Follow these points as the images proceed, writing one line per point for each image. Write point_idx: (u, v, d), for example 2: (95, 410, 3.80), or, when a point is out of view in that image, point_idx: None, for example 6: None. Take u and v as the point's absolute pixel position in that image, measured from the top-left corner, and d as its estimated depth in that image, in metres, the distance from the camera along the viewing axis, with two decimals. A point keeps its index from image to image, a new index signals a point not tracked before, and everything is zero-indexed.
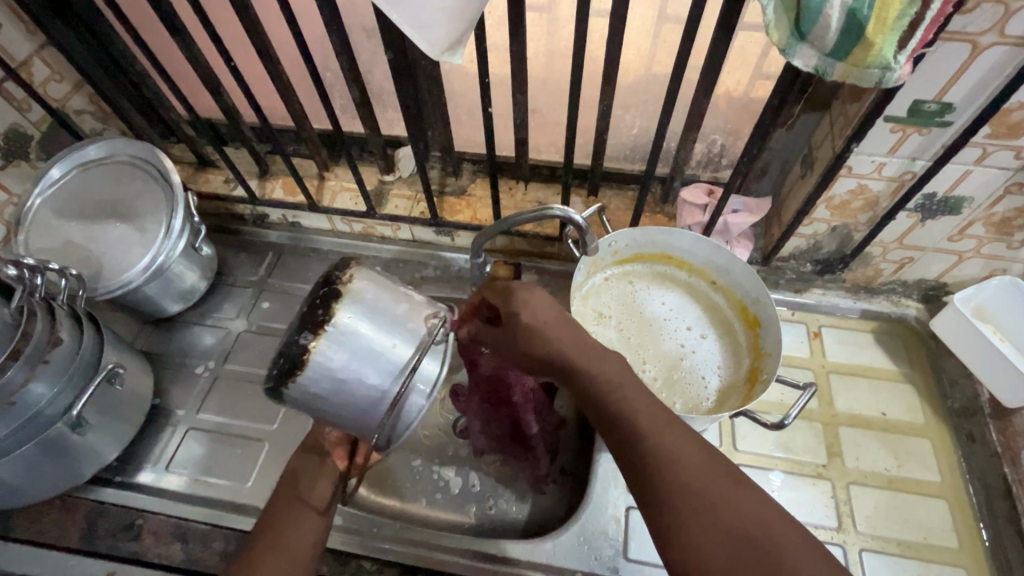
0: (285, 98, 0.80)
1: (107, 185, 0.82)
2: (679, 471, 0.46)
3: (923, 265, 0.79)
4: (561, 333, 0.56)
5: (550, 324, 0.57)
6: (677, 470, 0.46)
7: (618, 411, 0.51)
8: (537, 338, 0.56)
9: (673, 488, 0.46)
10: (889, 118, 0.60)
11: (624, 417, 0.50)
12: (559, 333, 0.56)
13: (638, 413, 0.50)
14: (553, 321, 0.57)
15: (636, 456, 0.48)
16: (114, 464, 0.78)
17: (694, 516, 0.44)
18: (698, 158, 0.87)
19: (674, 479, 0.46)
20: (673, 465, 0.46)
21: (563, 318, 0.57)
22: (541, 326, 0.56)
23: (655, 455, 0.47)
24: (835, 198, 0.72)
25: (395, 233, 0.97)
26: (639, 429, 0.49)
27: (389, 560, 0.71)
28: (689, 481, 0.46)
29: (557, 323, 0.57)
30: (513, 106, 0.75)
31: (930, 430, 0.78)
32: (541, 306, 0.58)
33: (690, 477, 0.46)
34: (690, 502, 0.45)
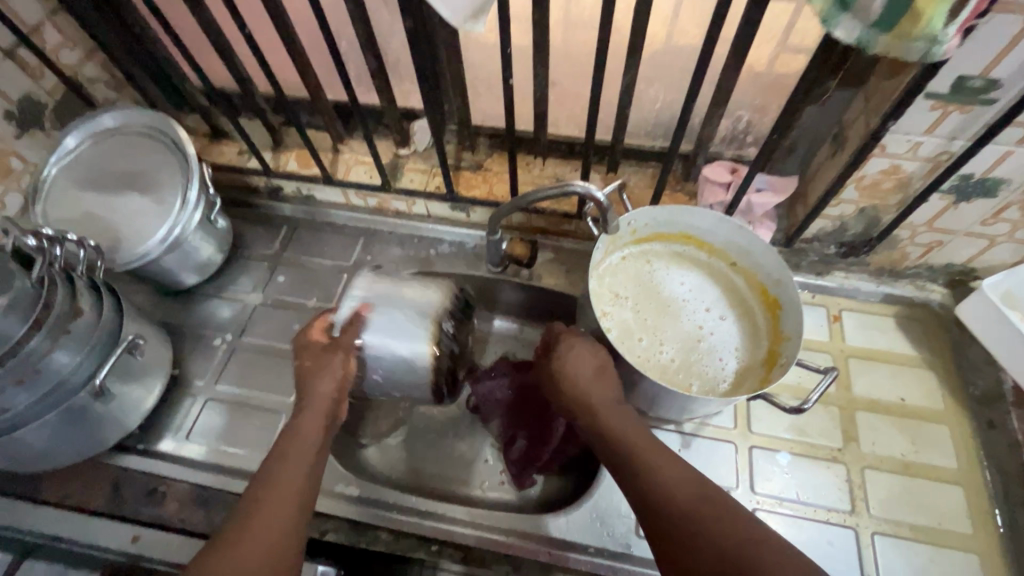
0: (299, 66, 0.79)
1: (124, 155, 0.82)
2: (682, 492, 0.53)
3: (951, 248, 0.77)
4: (596, 385, 0.64)
5: (583, 376, 0.65)
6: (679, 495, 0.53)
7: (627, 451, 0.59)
8: (569, 381, 0.65)
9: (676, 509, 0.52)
10: (930, 95, 0.58)
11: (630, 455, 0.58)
12: (593, 384, 0.64)
13: (646, 452, 0.58)
14: (591, 371, 0.65)
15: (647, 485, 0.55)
16: (136, 432, 0.79)
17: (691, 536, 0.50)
18: (723, 134, 0.84)
19: (674, 504, 0.52)
20: (677, 494, 0.53)
21: (603, 371, 0.65)
22: (581, 376, 0.65)
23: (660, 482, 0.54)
24: (865, 178, 0.70)
25: (410, 208, 0.96)
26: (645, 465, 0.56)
27: (406, 530, 0.72)
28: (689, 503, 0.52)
29: (591, 373, 0.65)
30: (533, 78, 0.73)
31: (949, 416, 0.77)
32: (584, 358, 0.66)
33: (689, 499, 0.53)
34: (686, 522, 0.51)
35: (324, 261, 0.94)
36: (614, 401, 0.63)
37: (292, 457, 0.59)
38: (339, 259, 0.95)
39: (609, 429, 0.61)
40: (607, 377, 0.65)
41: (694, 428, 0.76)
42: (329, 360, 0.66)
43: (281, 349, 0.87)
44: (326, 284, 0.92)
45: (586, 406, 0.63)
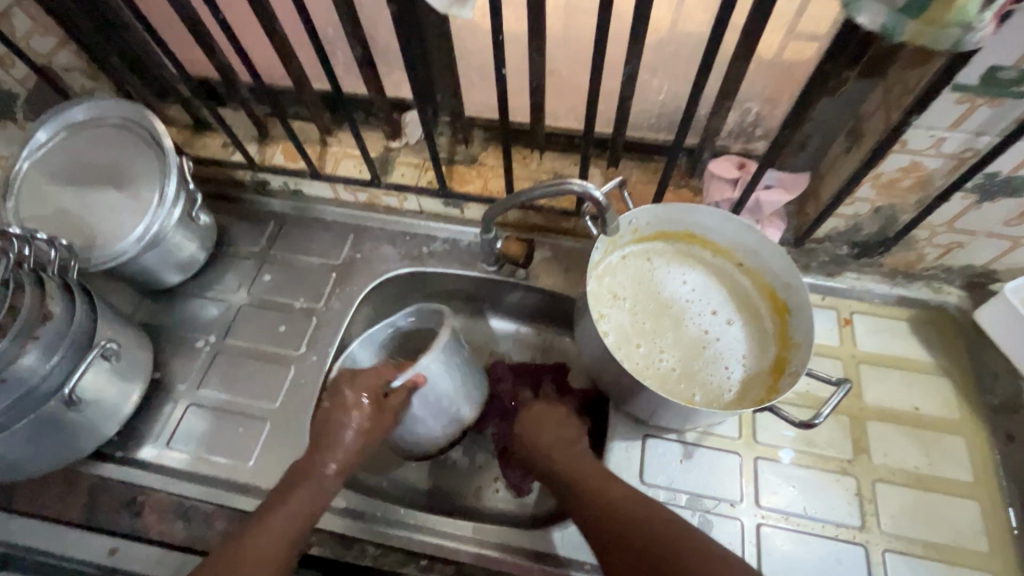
0: (282, 55, 0.74)
1: (100, 149, 0.78)
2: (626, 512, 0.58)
3: (971, 250, 0.73)
4: (554, 429, 0.69)
5: (542, 424, 0.70)
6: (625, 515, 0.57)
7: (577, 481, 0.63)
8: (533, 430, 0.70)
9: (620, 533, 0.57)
10: (957, 87, 0.53)
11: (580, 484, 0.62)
12: (551, 429, 0.69)
13: (596, 479, 0.62)
14: (552, 420, 0.70)
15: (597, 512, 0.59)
16: (115, 439, 0.77)
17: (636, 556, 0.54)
18: (731, 127, 0.80)
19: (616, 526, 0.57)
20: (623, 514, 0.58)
21: (563, 419, 0.71)
22: (542, 425, 0.70)
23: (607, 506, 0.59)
24: (882, 175, 0.65)
25: (402, 204, 0.91)
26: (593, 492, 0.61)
27: (393, 544, 0.69)
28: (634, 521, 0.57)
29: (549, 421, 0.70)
30: (529, 68, 0.68)
31: (964, 426, 0.73)
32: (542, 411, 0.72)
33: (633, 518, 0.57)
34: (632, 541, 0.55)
35: (312, 259, 0.90)
36: (569, 441, 0.67)
37: (294, 482, 0.63)
38: (328, 257, 0.90)
39: (563, 464, 0.65)
40: (566, 424, 0.70)
41: (696, 438, 0.73)
42: (371, 418, 0.65)
43: (267, 352, 0.83)
44: (313, 283, 0.88)
45: (543, 448, 0.68)
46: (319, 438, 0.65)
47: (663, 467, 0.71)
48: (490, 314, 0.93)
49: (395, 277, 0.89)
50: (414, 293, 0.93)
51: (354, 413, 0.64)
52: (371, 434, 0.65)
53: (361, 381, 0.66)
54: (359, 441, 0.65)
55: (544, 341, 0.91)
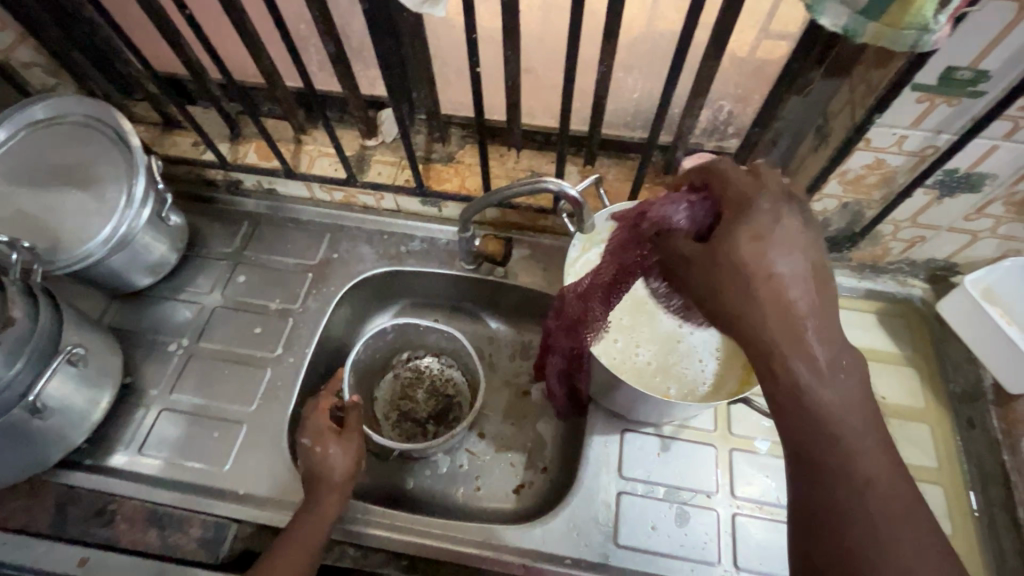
0: (253, 51, 0.73)
1: (63, 148, 0.75)
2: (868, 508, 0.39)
3: (934, 243, 0.76)
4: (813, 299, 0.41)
5: (779, 279, 0.41)
6: (861, 516, 0.39)
7: (824, 418, 0.40)
8: (760, 276, 0.41)
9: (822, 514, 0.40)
10: (916, 87, 0.55)
11: (826, 424, 0.40)
12: (800, 285, 0.41)
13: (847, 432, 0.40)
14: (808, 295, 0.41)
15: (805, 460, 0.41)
16: (84, 447, 0.75)
17: (823, 557, 0.39)
18: (704, 126, 0.81)
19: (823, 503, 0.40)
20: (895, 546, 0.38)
21: (817, 280, 0.41)
22: (788, 284, 0.41)
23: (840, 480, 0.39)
24: (848, 172, 0.67)
25: (379, 203, 0.90)
26: (835, 441, 0.40)
27: (372, 545, 0.69)
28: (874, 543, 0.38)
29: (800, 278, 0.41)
30: (504, 66, 0.68)
31: (930, 415, 0.76)
32: (778, 250, 0.41)
33: (883, 536, 0.38)
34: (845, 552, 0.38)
35: (287, 260, 0.89)
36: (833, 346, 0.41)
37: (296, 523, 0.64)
38: (304, 257, 0.89)
39: (807, 368, 0.40)
40: (810, 287, 0.41)
41: (673, 431, 0.74)
42: (341, 446, 0.68)
43: (243, 355, 0.82)
44: (289, 284, 0.87)
45: (778, 307, 0.40)
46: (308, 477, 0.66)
47: (641, 461, 0.73)
48: (470, 313, 0.93)
49: (373, 276, 0.88)
50: (393, 292, 0.92)
51: (332, 443, 0.67)
52: (359, 451, 0.69)
53: (311, 425, 0.68)
54: (341, 473, 0.66)
55: (523, 339, 0.91)
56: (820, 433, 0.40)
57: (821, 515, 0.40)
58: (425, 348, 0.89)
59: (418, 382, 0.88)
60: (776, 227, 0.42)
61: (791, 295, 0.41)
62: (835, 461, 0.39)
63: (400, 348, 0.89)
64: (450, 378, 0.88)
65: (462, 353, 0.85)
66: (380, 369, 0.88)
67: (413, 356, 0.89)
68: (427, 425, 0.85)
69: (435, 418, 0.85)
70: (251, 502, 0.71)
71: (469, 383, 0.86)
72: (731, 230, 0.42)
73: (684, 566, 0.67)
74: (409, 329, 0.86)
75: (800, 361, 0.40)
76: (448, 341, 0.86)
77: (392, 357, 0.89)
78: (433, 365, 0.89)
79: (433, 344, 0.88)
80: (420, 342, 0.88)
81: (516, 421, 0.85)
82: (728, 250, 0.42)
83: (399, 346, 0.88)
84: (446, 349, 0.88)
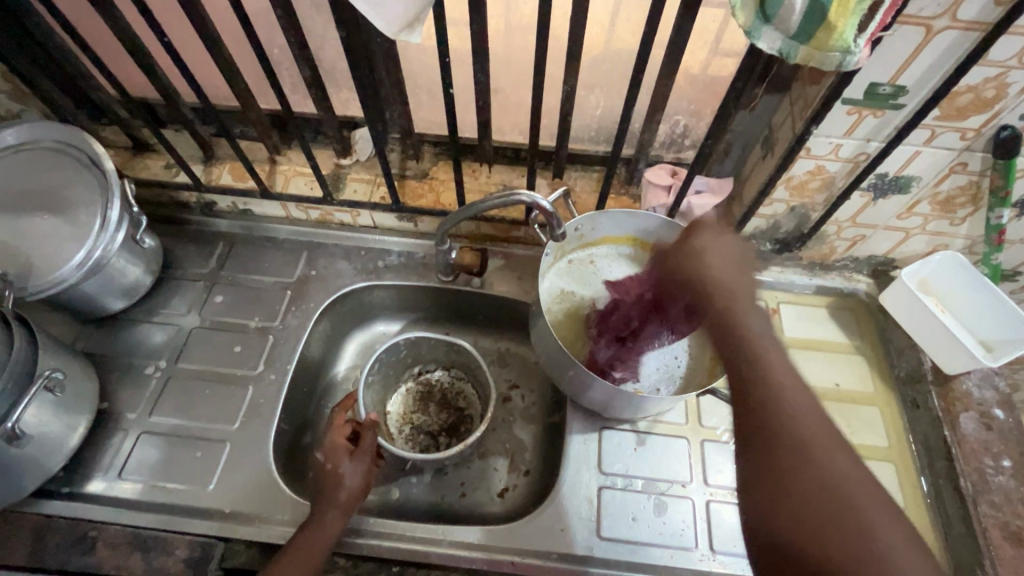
0: (229, 76, 0.75)
1: (32, 174, 0.75)
2: (843, 495, 0.39)
3: (873, 241, 0.83)
4: (730, 276, 0.52)
5: (727, 268, 0.53)
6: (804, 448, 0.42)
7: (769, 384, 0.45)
8: (707, 272, 0.53)
9: (788, 525, 0.39)
10: (847, 101, 0.62)
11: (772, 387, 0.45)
12: (727, 274, 0.52)
13: (809, 428, 0.42)
14: (726, 268, 0.53)
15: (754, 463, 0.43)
16: (59, 475, 0.73)
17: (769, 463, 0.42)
18: (662, 139, 0.86)
19: (790, 508, 0.40)
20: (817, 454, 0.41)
21: (740, 270, 0.53)
22: (718, 265, 0.53)
23: (799, 469, 0.41)
24: (794, 178, 0.74)
25: (354, 219, 0.93)
26: (777, 419, 0.43)
27: (363, 555, 0.70)
28: (843, 514, 0.38)
29: (727, 265, 0.53)
30: (475, 86, 0.72)
31: (879, 398, 0.83)
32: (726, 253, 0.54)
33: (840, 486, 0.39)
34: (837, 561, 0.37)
35: (265, 279, 0.90)
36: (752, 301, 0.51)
37: (302, 536, 0.65)
38: (281, 275, 0.90)
39: (757, 371, 0.46)
40: (749, 279, 0.53)
41: (649, 426, 0.79)
42: (358, 466, 0.70)
43: (222, 373, 0.82)
44: (268, 302, 0.88)
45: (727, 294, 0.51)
46: (318, 495, 0.68)
47: (620, 456, 0.76)
48: (450, 323, 0.96)
49: (352, 291, 0.90)
50: (372, 306, 0.94)
51: (344, 460, 0.70)
52: (370, 470, 0.71)
53: (328, 440, 0.72)
54: (353, 495, 0.68)
55: (500, 347, 0.95)
56: (767, 432, 0.43)
57: (769, 488, 0.41)
58: (438, 364, 0.92)
59: (429, 395, 0.91)
60: (718, 236, 0.55)
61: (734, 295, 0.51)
62: (788, 438, 0.42)
63: (412, 363, 0.91)
64: (460, 391, 0.91)
65: (472, 367, 0.88)
66: (393, 384, 0.91)
67: (424, 370, 0.92)
68: (440, 437, 0.88)
69: (449, 430, 0.88)
70: (238, 519, 0.72)
71: (479, 395, 0.90)
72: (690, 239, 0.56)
73: (665, 553, 0.70)
74: (420, 344, 0.88)
75: (736, 343, 0.48)
76: (456, 354, 0.89)
77: (403, 372, 0.91)
78: (444, 378, 0.92)
79: (442, 359, 0.91)
80: (436, 360, 0.91)
81: (496, 426, 0.87)
82: (693, 250, 0.55)
83: (411, 361, 0.91)
84: (456, 363, 0.91)
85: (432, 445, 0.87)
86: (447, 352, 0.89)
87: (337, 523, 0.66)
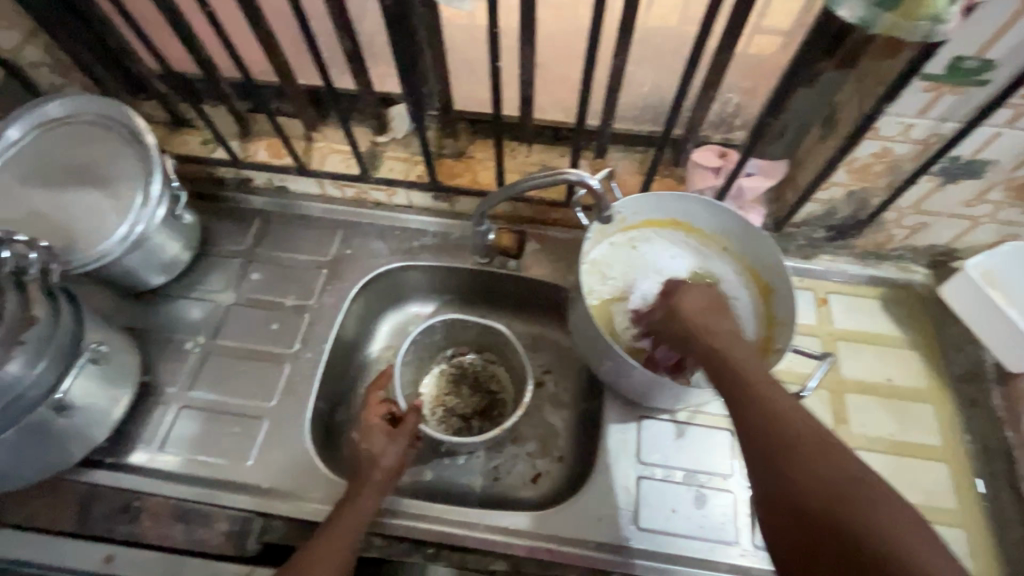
0: (268, 49, 0.74)
1: (75, 147, 0.75)
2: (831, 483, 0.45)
3: (935, 230, 0.78)
4: (709, 320, 0.62)
5: (704, 314, 0.63)
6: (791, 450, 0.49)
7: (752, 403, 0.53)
8: (689, 317, 0.63)
9: (796, 509, 0.46)
10: (924, 76, 0.57)
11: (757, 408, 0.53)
12: (706, 317, 0.62)
13: (800, 424, 0.50)
14: (704, 313, 0.63)
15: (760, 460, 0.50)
16: (103, 446, 0.75)
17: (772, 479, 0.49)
18: (711, 118, 0.82)
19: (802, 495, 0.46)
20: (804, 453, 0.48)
21: (716, 312, 0.63)
22: (695, 313, 0.63)
23: (792, 469, 0.48)
24: (856, 161, 0.69)
25: (389, 198, 0.91)
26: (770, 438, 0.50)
27: (397, 536, 0.70)
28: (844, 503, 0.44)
29: (704, 312, 0.63)
30: (520, 60, 0.69)
31: (932, 394, 0.78)
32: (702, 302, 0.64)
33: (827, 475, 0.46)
34: (845, 529, 0.43)
35: (300, 257, 0.89)
36: (731, 336, 0.60)
37: (338, 516, 0.64)
38: (316, 253, 0.90)
39: (754, 385, 0.54)
40: (729, 324, 0.62)
41: (688, 417, 0.76)
42: (394, 451, 0.69)
43: (259, 350, 0.82)
44: (304, 280, 0.88)
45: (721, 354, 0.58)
46: (354, 476, 0.68)
47: (659, 447, 0.74)
48: (484, 305, 0.95)
49: (386, 271, 0.89)
50: (405, 287, 0.93)
51: (379, 440, 0.70)
52: (405, 453, 0.71)
53: (362, 421, 0.72)
54: (387, 477, 0.68)
55: (532, 331, 0.93)
56: (765, 449, 0.50)
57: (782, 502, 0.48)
58: (471, 347, 0.90)
59: (461, 378, 0.91)
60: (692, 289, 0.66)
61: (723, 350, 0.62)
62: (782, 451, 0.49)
63: (445, 345, 0.90)
64: (493, 374, 0.90)
65: (507, 352, 0.87)
66: (426, 365, 0.90)
67: (457, 353, 0.91)
68: (473, 420, 0.87)
69: (481, 414, 0.88)
70: (275, 496, 0.72)
71: (512, 379, 0.89)
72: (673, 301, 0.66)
73: (703, 546, 0.69)
74: (455, 327, 0.87)
75: (722, 378, 0.57)
76: (491, 338, 0.87)
77: (436, 353, 0.91)
78: (477, 362, 0.91)
79: (476, 342, 0.89)
80: (469, 342, 0.90)
81: (529, 411, 0.86)
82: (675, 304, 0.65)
83: (445, 343, 0.90)
84: (490, 347, 0.89)
85: (463, 429, 0.86)
86: (480, 336, 0.88)
87: (369, 504, 0.66)
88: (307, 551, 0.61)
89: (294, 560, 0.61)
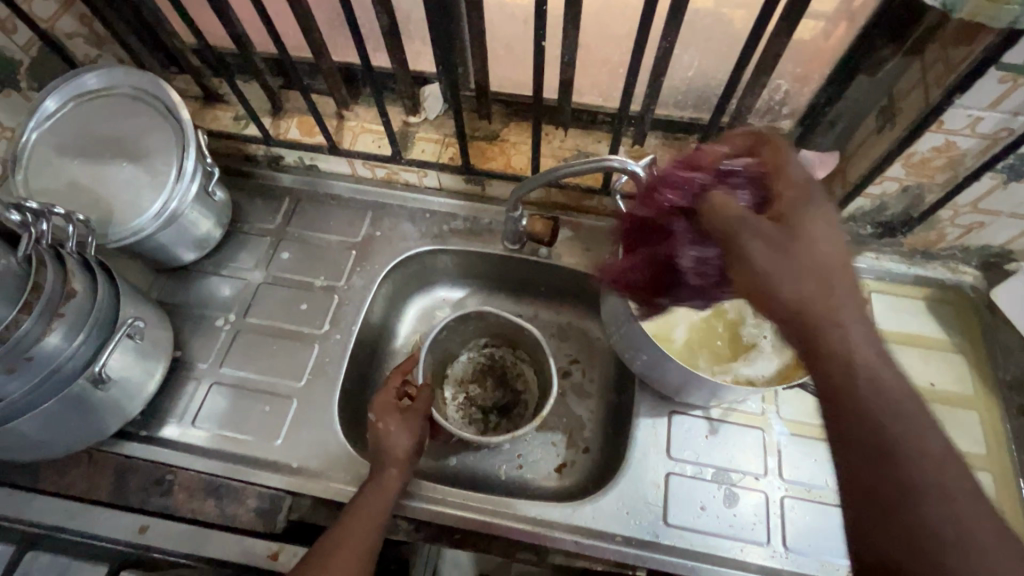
0: (304, 24, 0.72)
1: (111, 120, 0.75)
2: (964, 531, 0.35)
3: (992, 230, 0.74)
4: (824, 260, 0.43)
5: (830, 255, 0.43)
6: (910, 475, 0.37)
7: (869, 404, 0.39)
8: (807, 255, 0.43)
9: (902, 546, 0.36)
10: (1002, 66, 0.53)
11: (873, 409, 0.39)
12: (826, 259, 0.43)
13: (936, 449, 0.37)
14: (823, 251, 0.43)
15: (867, 437, 0.38)
16: (138, 418, 0.76)
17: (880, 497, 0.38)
18: (757, 106, 0.77)
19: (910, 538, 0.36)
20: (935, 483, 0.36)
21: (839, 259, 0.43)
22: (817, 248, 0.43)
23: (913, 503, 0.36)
24: (915, 155, 0.66)
25: (420, 180, 0.90)
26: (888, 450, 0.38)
27: (422, 519, 0.70)
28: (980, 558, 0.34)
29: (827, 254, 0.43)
30: (562, 41, 0.66)
31: (978, 401, 0.76)
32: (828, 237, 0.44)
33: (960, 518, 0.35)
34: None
35: (330, 237, 0.89)
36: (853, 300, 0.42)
37: (364, 494, 0.65)
38: (346, 234, 0.89)
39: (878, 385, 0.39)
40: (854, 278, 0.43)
41: (721, 414, 0.75)
42: (407, 428, 0.70)
43: (288, 329, 0.82)
44: (333, 260, 0.87)
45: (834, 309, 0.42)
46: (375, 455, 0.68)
47: (690, 443, 0.73)
48: (513, 292, 0.93)
49: (416, 255, 0.88)
50: (435, 271, 0.92)
51: (394, 420, 0.70)
52: (421, 432, 0.71)
53: (378, 400, 0.71)
54: (404, 455, 0.68)
55: (561, 321, 0.91)
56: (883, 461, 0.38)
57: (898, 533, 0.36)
58: (501, 342, 0.89)
59: (489, 369, 0.90)
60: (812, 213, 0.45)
61: (845, 313, 0.41)
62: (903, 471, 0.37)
63: (480, 334, 0.88)
64: (520, 372, 0.89)
65: (534, 353, 0.84)
66: (456, 350, 0.89)
67: (492, 344, 0.90)
68: (491, 416, 0.87)
69: (500, 411, 0.87)
70: (304, 475, 0.73)
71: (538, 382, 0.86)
72: (799, 219, 0.45)
73: (733, 545, 0.68)
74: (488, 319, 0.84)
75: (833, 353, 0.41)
76: (521, 338, 0.85)
77: (469, 341, 0.89)
78: (507, 356, 0.89)
79: (509, 337, 0.87)
80: (501, 337, 0.88)
81: (556, 402, 0.85)
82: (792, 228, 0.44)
83: (479, 332, 0.88)
84: (521, 346, 0.86)
85: (481, 426, 0.86)
86: (510, 335, 0.86)
87: (392, 482, 0.66)
88: (337, 530, 0.61)
89: (324, 538, 0.61)
